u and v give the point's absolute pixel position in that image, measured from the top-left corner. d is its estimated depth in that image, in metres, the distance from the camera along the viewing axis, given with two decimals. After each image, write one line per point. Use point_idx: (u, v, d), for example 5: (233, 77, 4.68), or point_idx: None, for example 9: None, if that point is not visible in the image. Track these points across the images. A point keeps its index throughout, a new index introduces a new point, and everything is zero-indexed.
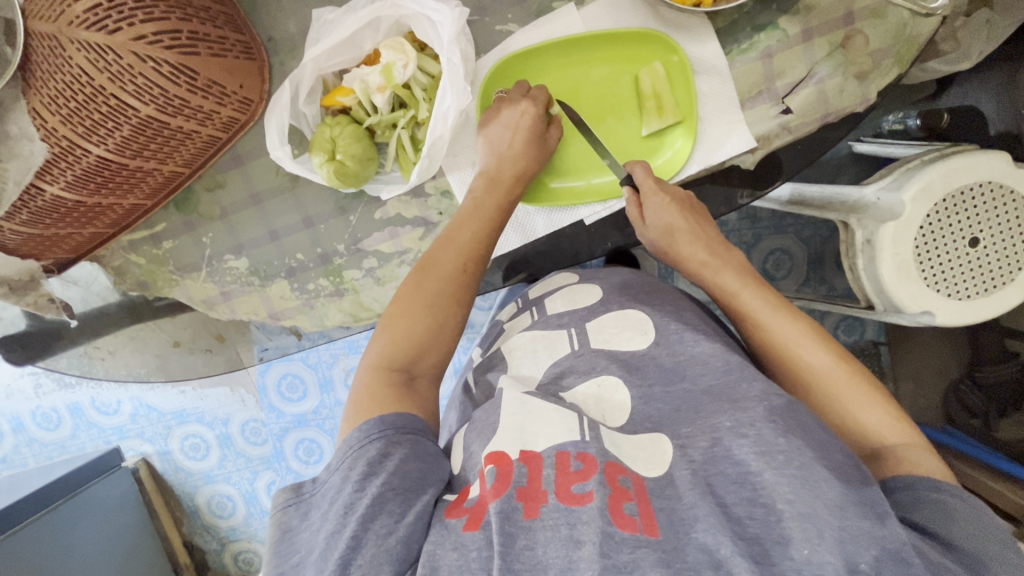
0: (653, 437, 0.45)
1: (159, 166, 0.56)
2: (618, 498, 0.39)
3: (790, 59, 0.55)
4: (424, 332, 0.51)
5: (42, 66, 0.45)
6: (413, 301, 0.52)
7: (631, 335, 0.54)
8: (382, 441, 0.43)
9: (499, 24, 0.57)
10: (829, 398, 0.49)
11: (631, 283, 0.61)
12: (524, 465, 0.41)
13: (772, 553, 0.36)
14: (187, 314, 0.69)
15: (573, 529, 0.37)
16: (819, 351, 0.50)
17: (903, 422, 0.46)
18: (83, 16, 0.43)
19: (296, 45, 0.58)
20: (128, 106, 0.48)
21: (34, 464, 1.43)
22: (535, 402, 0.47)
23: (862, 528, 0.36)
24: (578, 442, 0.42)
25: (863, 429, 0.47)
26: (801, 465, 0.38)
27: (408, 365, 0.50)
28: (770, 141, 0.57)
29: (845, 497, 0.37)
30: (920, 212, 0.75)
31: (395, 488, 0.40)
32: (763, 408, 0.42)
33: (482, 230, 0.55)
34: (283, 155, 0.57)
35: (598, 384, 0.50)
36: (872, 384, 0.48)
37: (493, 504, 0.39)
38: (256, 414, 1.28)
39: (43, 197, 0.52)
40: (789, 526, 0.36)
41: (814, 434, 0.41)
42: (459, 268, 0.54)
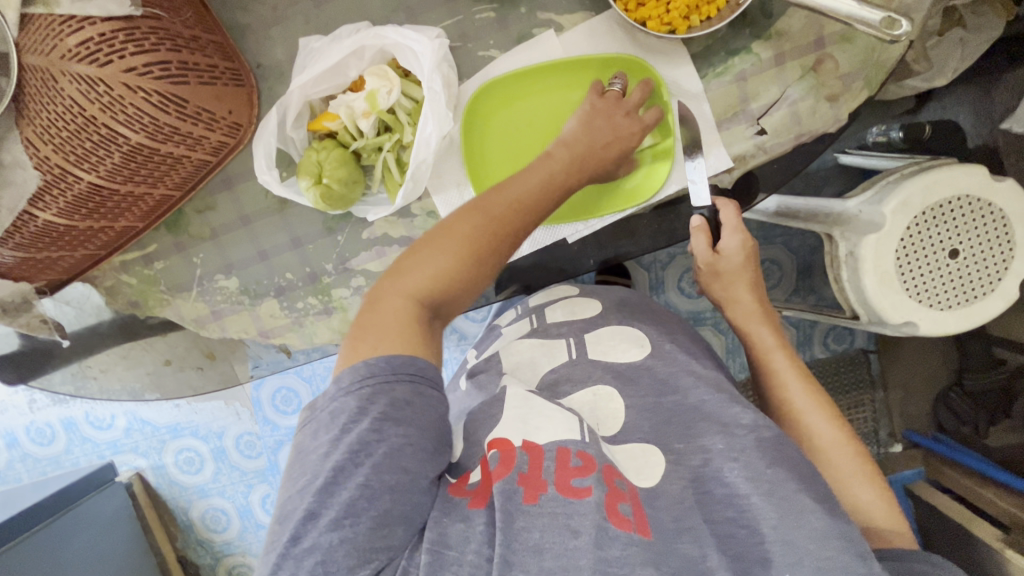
0: (643, 447, 0.50)
1: (150, 189, 0.57)
2: (614, 498, 0.43)
3: (764, 83, 0.57)
4: (460, 275, 0.47)
5: (35, 97, 0.47)
6: (456, 238, 0.48)
7: (628, 348, 0.58)
8: (390, 376, 0.42)
9: (481, 50, 0.58)
10: (831, 466, 0.56)
11: (629, 301, 0.65)
12: (525, 454, 0.45)
13: (754, 567, 0.42)
14: (178, 332, 0.70)
15: (570, 519, 0.41)
16: (831, 424, 0.58)
17: (891, 507, 0.53)
18: (75, 50, 0.45)
19: (284, 71, 0.59)
20: (119, 134, 0.49)
21: (28, 479, 1.43)
22: (538, 400, 0.51)
23: (839, 560, 0.41)
24: (579, 442, 0.47)
25: (853, 500, 0.54)
26: (783, 494, 0.45)
27: (437, 305, 0.47)
28: (746, 160, 0.59)
29: (830, 528, 0.43)
30: (900, 224, 0.77)
31: (385, 416, 0.41)
32: (752, 438, 0.48)
33: (535, 194, 0.52)
34: (271, 178, 0.59)
35: (594, 394, 0.54)
36: (871, 469, 0.55)
37: (498, 483, 0.43)
38: (251, 428, 1.28)
39: (36, 223, 0.53)
40: (769, 548, 0.42)
41: (801, 471, 0.47)
42: (509, 209, 0.50)
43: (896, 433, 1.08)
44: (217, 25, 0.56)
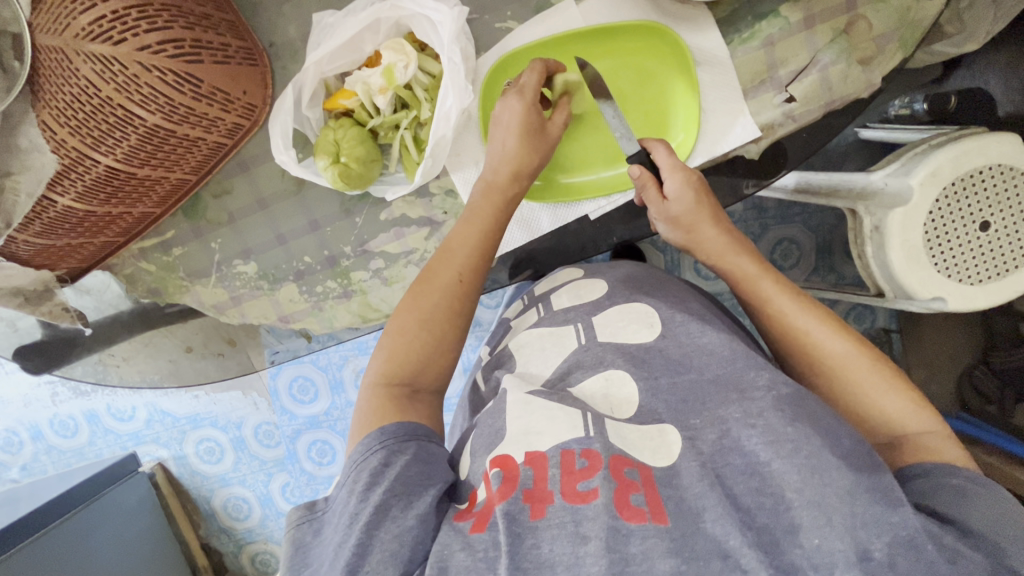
0: (661, 426, 0.42)
1: (166, 174, 0.56)
2: (624, 491, 0.37)
3: (792, 47, 0.54)
4: (424, 344, 0.48)
5: (50, 79, 0.46)
6: (412, 317, 0.49)
7: (637, 328, 0.51)
8: (382, 451, 0.41)
9: (498, 21, 0.57)
10: (847, 385, 0.47)
11: (635, 276, 0.59)
12: (530, 468, 0.39)
13: (783, 541, 0.35)
14: (198, 319, 0.70)
15: (578, 525, 0.35)
16: (835, 337, 0.48)
17: (924, 409, 0.44)
18: (88, 29, 0.44)
19: (297, 49, 0.58)
20: (134, 115, 0.49)
21: (53, 471, 1.46)
22: (539, 401, 0.44)
23: (871, 514, 0.35)
24: (583, 439, 0.40)
25: (886, 419, 0.45)
26: (809, 453, 0.37)
27: (411, 379, 0.47)
28: (774, 129, 0.57)
29: (856, 483, 0.36)
30: (929, 196, 0.74)
31: (398, 493, 0.39)
32: (772, 398, 0.41)
33: (475, 255, 0.52)
34: (288, 159, 0.58)
35: (606, 379, 0.47)
36: (894, 372, 0.46)
37: (499, 506, 0.37)
38: (269, 417, 1.29)
39: (54, 209, 0.53)
40: (798, 514, 0.35)
41: (822, 422, 0.39)
42: (457, 279, 0.51)
43: None
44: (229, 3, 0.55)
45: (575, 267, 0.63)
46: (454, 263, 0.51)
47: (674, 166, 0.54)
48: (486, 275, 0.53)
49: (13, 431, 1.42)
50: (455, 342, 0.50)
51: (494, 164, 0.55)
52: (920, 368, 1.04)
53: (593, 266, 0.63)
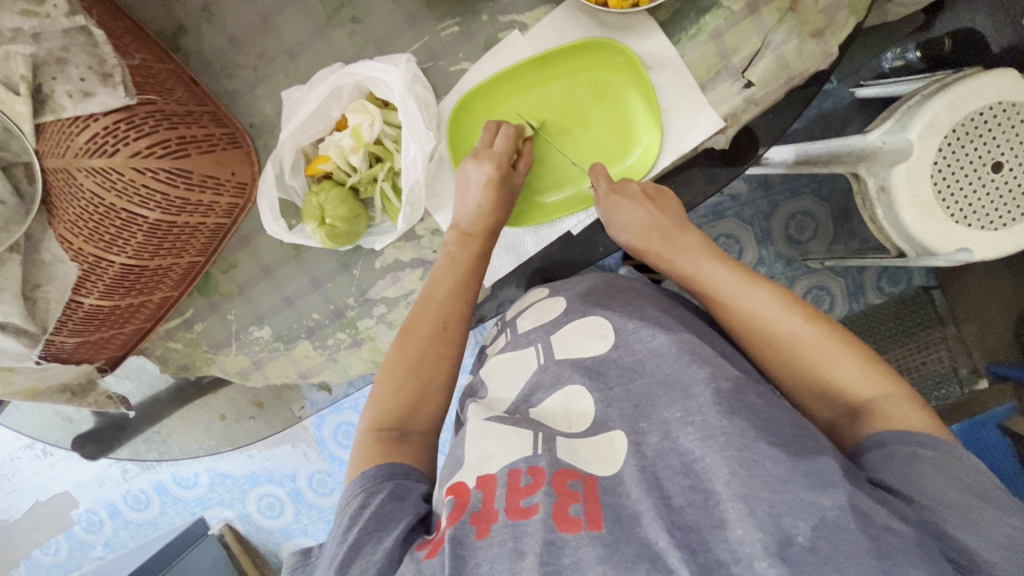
0: (610, 435, 0.46)
1: (176, 260, 0.61)
2: (563, 504, 0.40)
3: (740, 34, 0.55)
4: (409, 394, 0.54)
5: (61, 196, 0.51)
6: (400, 364, 0.55)
7: (592, 342, 0.54)
8: (361, 494, 0.46)
9: (453, 65, 0.59)
10: (804, 362, 0.49)
11: (594, 290, 0.60)
12: (479, 492, 0.43)
13: (710, 540, 0.37)
14: (229, 387, 0.75)
15: (517, 542, 0.39)
16: (785, 317, 0.50)
17: (877, 373, 0.47)
18: (87, 147, 0.49)
19: (275, 125, 0.63)
20: (137, 215, 0.53)
21: (133, 544, 1.53)
22: (493, 426, 0.48)
23: (800, 499, 0.36)
24: (529, 457, 0.43)
25: (845, 388, 0.47)
26: (743, 445, 0.39)
27: (400, 424, 0.52)
28: (738, 117, 0.56)
29: (792, 470, 0.37)
30: (930, 147, 0.72)
31: (370, 530, 0.43)
32: (710, 392, 0.43)
33: (452, 297, 0.58)
34: (279, 229, 0.62)
35: (564, 395, 0.50)
36: (845, 341, 0.48)
37: (448, 531, 0.40)
38: (320, 466, 1.33)
39: (83, 309, 0.58)
40: (726, 508, 0.37)
41: (757, 414, 0.42)
42: (441, 325, 0.57)
43: (979, 368, 0.98)
44: (208, 96, 0.60)
45: (542, 286, 0.66)
46: (435, 308, 0.57)
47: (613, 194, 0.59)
48: (468, 320, 0.59)
49: (92, 511, 1.52)
50: (440, 386, 0.55)
51: (467, 217, 0.60)
52: (969, 322, 0.99)
53: (558, 284, 0.65)
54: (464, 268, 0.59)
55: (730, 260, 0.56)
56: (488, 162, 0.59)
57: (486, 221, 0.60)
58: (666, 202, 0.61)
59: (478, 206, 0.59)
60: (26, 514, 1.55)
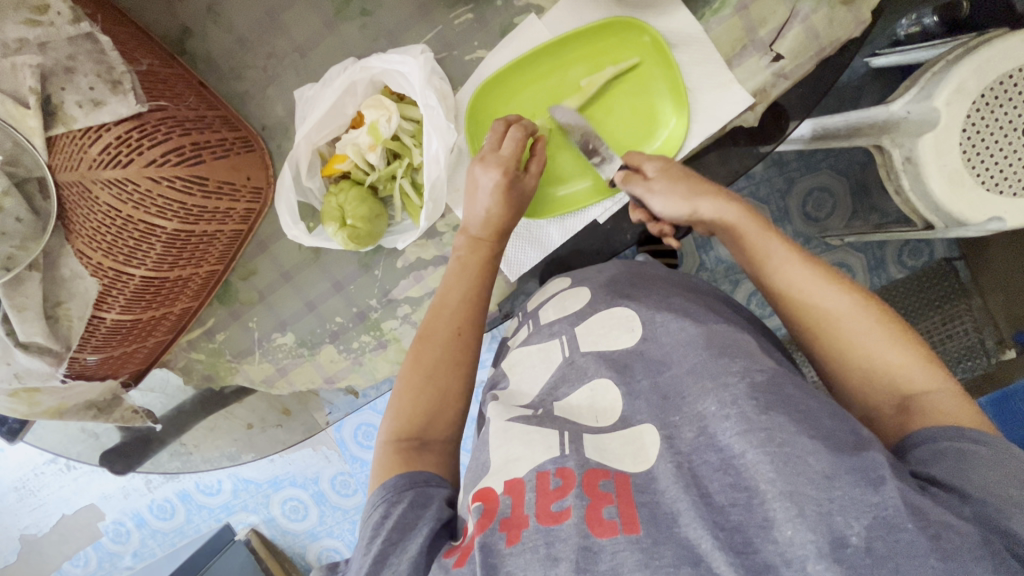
0: (641, 429, 0.44)
1: (195, 269, 0.60)
2: (596, 507, 0.39)
3: (767, 5, 0.52)
4: (429, 400, 0.52)
5: (77, 211, 0.50)
6: (416, 374, 0.53)
7: (619, 335, 0.52)
8: (382, 503, 0.45)
9: (468, 54, 0.57)
10: (850, 343, 0.46)
11: (619, 278, 0.59)
12: (508, 497, 0.41)
13: (755, 539, 0.35)
14: (254, 395, 0.74)
15: (551, 547, 0.37)
16: (837, 294, 0.47)
17: (923, 362, 0.44)
18: (100, 158, 0.48)
19: (288, 126, 0.61)
20: (155, 226, 0.52)
21: (161, 552, 1.54)
22: (518, 427, 0.46)
23: (848, 497, 0.35)
24: (557, 458, 0.42)
25: (888, 372, 0.45)
26: (784, 440, 0.37)
27: (420, 433, 0.51)
28: (767, 93, 0.54)
29: (835, 466, 0.36)
30: (959, 113, 0.70)
31: (394, 540, 0.43)
32: (745, 385, 0.41)
33: (468, 303, 0.56)
34: (299, 232, 0.60)
35: (591, 390, 0.49)
36: (898, 325, 0.46)
37: (477, 538, 0.39)
38: (342, 467, 1.33)
39: (105, 324, 0.57)
40: (772, 507, 0.35)
41: (796, 406, 0.40)
42: (454, 331, 0.55)
43: (1004, 339, 0.94)
44: (219, 101, 0.59)
45: (565, 275, 0.64)
46: (449, 314, 0.55)
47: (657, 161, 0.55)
48: (481, 324, 0.57)
49: (119, 522, 1.53)
50: (458, 392, 0.54)
51: (478, 220, 0.57)
52: (994, 293, 0.95)
53: (579, 273, 0.64)
54: (477, 271, 0.57)
55: (776, 235, 0.53)
56: (494, 168, 0.56)
57: (498, 226, 0.57)
58: (707, 180, 0.57)
59: (488, 212, 0.56)
60: (54, 527, 1.56)
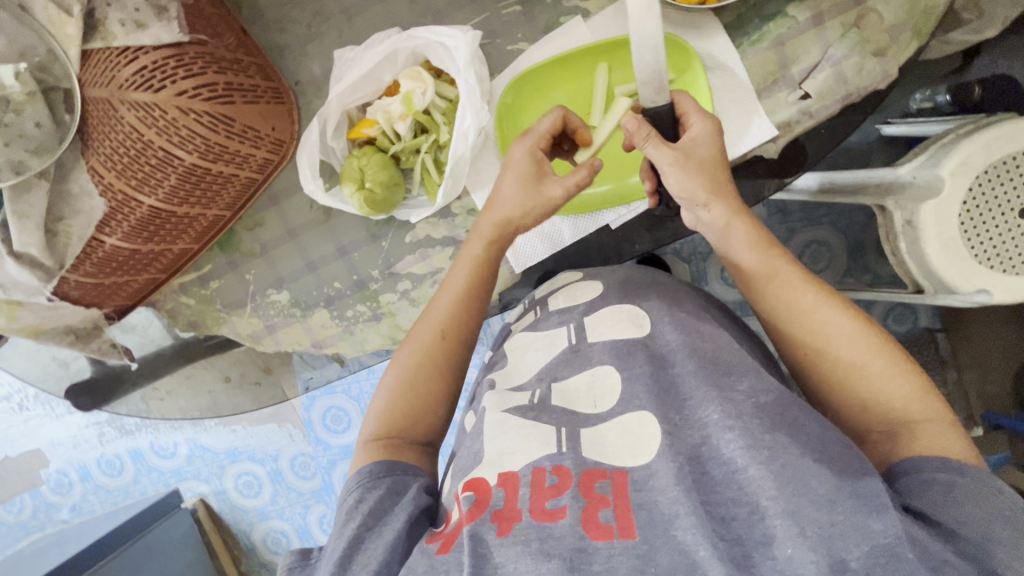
0: (639, 415, 0.45)
1: (203, 210, 0.59)
2: (592, 509, 0.39)
3: (803, 45, 0.56)
4: (409, 405, 0.53)
5: (98, 128, 0.49)
6: (398, 377, 0.54)
7: (626, 327, 0.53)
8: (357, 489, 0.47)
9: (510, 44, 0.59)
10: (852, 370, 0.46)
11: (633, 278, 0.59)
12: (501, 490, 0.42)
13: (755, 554, 0.36)
14: (237, 350, 0.72)
15: (543, 544, 0.37)
16: (844, 321, 0.47)
17: (922, 394, 0.44)
18: (131, 79, 0.48)
19: (320, 84, 0.61)
20: (173, 157, 0.52)
21: (101, 510, 1.49)
22: (512, 420, 0.46)
23: (851, 521, 0.35)
24: (554, 455, 0.43)
25: (886, 403, 0.45)
26: (786, 462, 0.38)
27: (401, 433, 0.52)
28: (792, 127, 0.57)
29: (839, 489, 0.36)
30: (962, 186, 0.72)
31: (369, 525, 0.44)
32: (751, 404, 0.43)
33: (468, 287, 0.56)
34: (316, 188, 0.60)
35: (592, 373, 0.50)
36: (900, 358, 0.46)
37: (466, 528, 0.39)
38: (305, 449, 1.31)
39: (103, 249, 0.55)
40: (773, 524, 0.36)
41: (802, 427, 0.41)
42: (439, 335, 0.55)
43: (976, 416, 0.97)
44: (256, 47, 0.59)
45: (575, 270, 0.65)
46: (438, 313, 0.56)
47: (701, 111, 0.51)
48: (471, 326, 0.56)
49: (62, 472, 1.47)
50: (441, 399, 0.54)
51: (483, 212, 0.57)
52: (971, 369, 0.98)
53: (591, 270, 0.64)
54: (479, 258, 0.56)
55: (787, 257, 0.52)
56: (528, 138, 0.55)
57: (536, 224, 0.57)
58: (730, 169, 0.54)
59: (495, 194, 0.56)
60: None
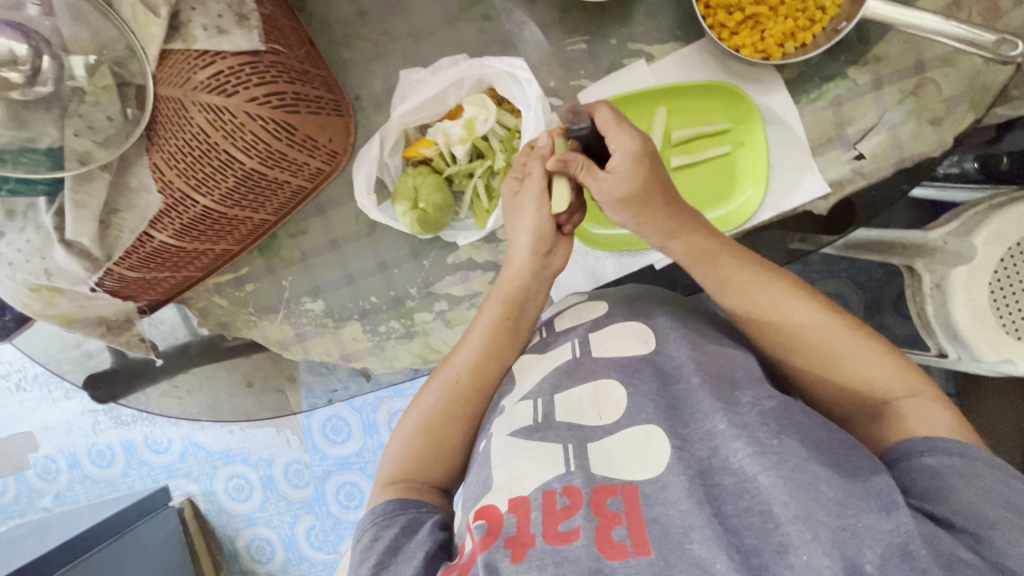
0: (648, 429, 0.43)
1: (251, 214, 0.59)
2: (606, 528, 0.38)
3: (860, 107, 0.57)
4: (423, 448, 0.52)
5: (166, 126, 0.50)
6: (411, 421, 0.54)
7: (631, 344, 0.51)
8: (373, 527, 0.47)
9: (572, 80, 0.60)
10: (834, 361, 0.48)
11: (639, 294, 0.56)
12: (513, 515, 0.40)
13: (772, 563, 0.35)
14: (261, 353, 0.71)
15: (559, 567, 0.37)
16: (811, 313, 0.49)
17: (898, 371, 0.47)
18: (207, 82, 0.48)
19: (381, 102, 0.62)
20: (234, 160, 0.52)
21: (85, 502, 1.46)
22: (519, 444, 0.45)
23: (863, 523, 0.36)
24: (563, 476, 0.41)
25: (871, 386, 0.47)
26: (795, 466, 0.38)
27: (419, 474, 0.51)
28: (843, 186, 0.57)
29: (848, 493, 0.37)
30: (994, 256, 0.72)
31: (383, 564, 0.44)
32: (756, 413, 0.43)
33: (493, 330, 0.56)
34: (368, 203, 0.60)
35: (595, 385, 0.48)
36: (868, 337, 0.48)
37: (481, 556, 0.39)
38: (301, 457, 1.28)
39: (150, 245, 0.55)
40: (787, 532, 0.36)
41: (807, 433, 0.41)
42: (453, 379, 0.55)
43: None
44: (323, 61, 0.60)
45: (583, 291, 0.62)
46: (453, 368, 0.55)
47: (617, 125, 0.51)
48: (490, 379, 0.55)
49: (51, 458, 1.44)
50: (456, 438, 0.53)
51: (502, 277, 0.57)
52: None
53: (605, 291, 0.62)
54: (496, 322, 0.56)
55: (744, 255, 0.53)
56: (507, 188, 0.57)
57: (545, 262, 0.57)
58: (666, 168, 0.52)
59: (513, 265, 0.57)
60: None
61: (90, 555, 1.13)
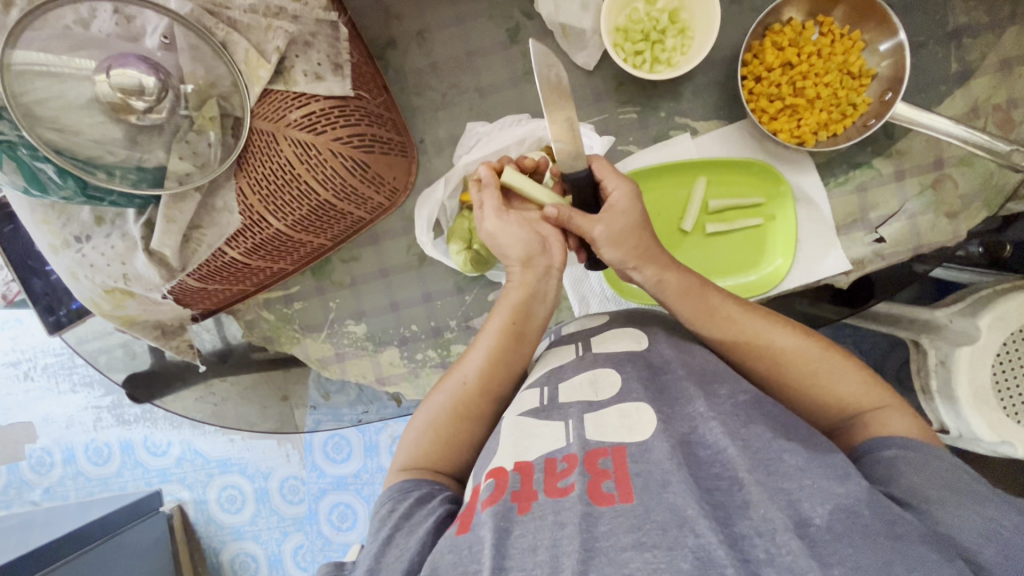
0: (637, 406, 0.45)
1: (313, 240, 0.63)
2: (598, 481, 0.40)
3: (883, 195, 0.62)
4: (434, 440, 0.53)
5: (255, 156, 0.54)
6: (426, 417, 0.54)
7: (626, 342, 0.53)
8: (389, 500, 0.48)
9: (621, 145, 0.65)
10: (808, 379, 0.50)
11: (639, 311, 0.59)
12: (517, 474, 0.42)
13: (734, 514, 0.37)
14: (299, 368, 0.75)
15: (557, 515, 0.38)
16: (786, 334, 0.51)
17: (868, 384, 0.49)
18: (300, 121, 0.53)
19: (442, 148, 0.68)
20: (312, 191, 0.56)
21: (74, 499, 1.40)
22: (528, 420, 0.47)
23: (817, 485, 0.38)
24: (563, 448, 0.43)
25: (842, 400, 0.49)
26: (760, 447, 0.41)
27: (432, 464, 0.52)
28: (865, 264, 0.63)
29: (809, 461, 0.40)
30: (996, 339, 0.72)
31: (400, 527, 0.45)
32: (731, 402, 0.45)
33: (501, 336, 0.54)
34: (427, 240, 0.65)
35: (594, 370, 0.50)
36: (838, 355, 0.51)
37: (487, 511, 0.40)
38: (298, 472, 1.26)
39: (222, 259, 0.59)
40: (749, 491, 0.38)
41: (779, 418, 0.44)
42: (463, 381, 0.54)
43: None
44: (396, 108, 0.65)
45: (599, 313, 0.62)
46: (461, 374, 0.55)
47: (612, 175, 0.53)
48: (501, 378, 0.54)
49: (47, 451, 1.38)
50: (467, 432, 0.53)
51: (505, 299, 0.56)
52: None
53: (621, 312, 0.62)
54: (499, 334, 0.54)
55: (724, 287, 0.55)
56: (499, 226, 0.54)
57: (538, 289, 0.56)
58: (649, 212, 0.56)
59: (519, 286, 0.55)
60: None
61: (90, 549, 1.09)
